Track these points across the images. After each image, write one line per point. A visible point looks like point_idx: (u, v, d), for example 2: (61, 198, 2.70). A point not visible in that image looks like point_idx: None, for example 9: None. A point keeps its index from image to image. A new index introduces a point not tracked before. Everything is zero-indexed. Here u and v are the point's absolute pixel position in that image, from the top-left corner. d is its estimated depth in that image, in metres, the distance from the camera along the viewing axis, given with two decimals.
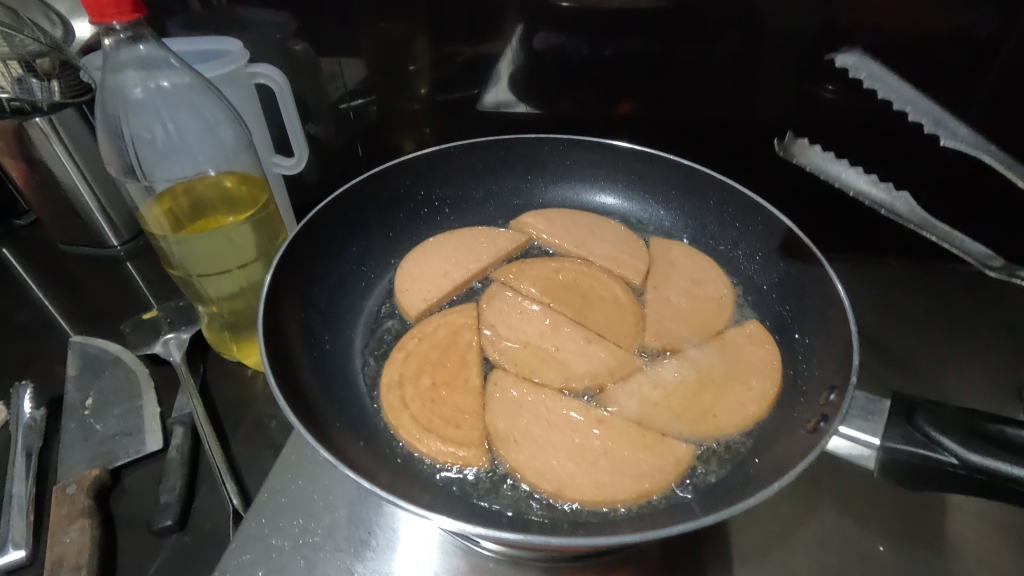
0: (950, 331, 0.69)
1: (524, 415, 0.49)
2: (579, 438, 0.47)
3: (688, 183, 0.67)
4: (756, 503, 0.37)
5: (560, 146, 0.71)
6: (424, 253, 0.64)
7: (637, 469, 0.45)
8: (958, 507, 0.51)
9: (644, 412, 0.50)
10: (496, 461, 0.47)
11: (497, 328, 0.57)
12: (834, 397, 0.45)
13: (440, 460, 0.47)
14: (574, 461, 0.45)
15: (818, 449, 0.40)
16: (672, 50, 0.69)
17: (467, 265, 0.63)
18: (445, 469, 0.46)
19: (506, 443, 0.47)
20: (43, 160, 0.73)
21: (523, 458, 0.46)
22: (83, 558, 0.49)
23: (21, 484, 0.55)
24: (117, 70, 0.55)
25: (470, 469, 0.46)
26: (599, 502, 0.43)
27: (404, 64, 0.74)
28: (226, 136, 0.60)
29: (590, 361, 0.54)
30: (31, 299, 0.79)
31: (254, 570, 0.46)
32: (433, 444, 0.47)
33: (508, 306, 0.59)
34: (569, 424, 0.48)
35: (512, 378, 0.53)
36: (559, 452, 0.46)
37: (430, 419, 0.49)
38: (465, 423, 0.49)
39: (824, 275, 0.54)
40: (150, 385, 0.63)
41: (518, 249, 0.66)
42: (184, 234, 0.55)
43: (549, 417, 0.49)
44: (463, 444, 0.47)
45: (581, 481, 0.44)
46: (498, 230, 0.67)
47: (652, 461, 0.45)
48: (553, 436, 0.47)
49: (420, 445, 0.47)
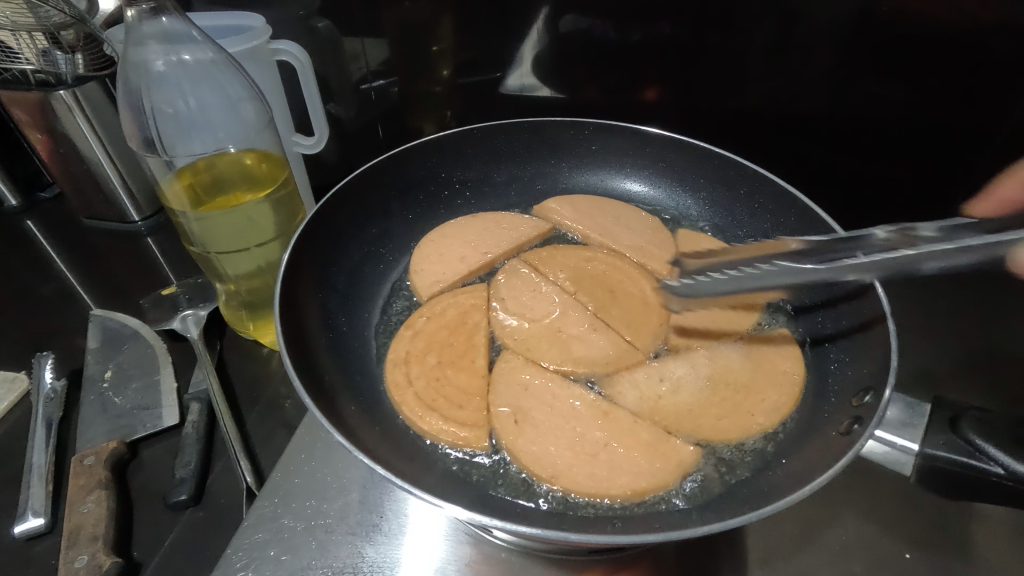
0: (989, 334, 0.66)
1: (528, 399, 0.49)
2: (580, 428, 0.46)
3: (720, 172, 0.66)
4: (787, 506, 0.35)
5: (586, 131, 0.70)
6: (444, 234, 0.63)
7: (636, 468, 0.43)
8: (987, 517, 0.49)
9: (646, 407, 0.49)
10: (496, 446, 0.46)
11: (506, 303, 0.57)
12: (869, 399, 0.43)
13: (441, 439, 0.46)
14: (573, 451, 0.45)
15: (853, 449, 0.38)
16: (703, 36, 0.67)
17: (485, 251, 0.62)
18: (445, 447, 0.46)
19: (507, 426, 0.47)
20: (66, 133, 0.73)
21: (522, 441, 0.45)
22: (100, 529, 0.49)
23: (41, 452, 0.56)
24: (141, 42, 0.54)
25: (471, 451, 0.46)
26: (592, 494, 0.42)
27: (427, 45, 0.72)
28: (248, 114, 0.59)
29: (590, 347, 0.53)
30: (55, 272, 0.79)
31: (267, 550, 0.46)
32: (435, 423, 0.46)
33: (522, 283, 0.59)
34: (574, 413, 0.47)
35: (520, 360, 0.52)
36: (559, 440, 0.45)
37: (434, 398, 0.48)
38: (469, 404, 0.48)
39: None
40: (168, 360, 0.63)
41: (541, 237, 0.65)
42: (204, 212, 0.55)
43: (553, 404, 0.48)
44: (466, 425, 0.47)
45: (577, 470, 0.43)
46: (521, 217, 0.66)
47: (654, 461, 0.44)
48: (555, 422, 0.47)
49: (422, 424, 0.46)
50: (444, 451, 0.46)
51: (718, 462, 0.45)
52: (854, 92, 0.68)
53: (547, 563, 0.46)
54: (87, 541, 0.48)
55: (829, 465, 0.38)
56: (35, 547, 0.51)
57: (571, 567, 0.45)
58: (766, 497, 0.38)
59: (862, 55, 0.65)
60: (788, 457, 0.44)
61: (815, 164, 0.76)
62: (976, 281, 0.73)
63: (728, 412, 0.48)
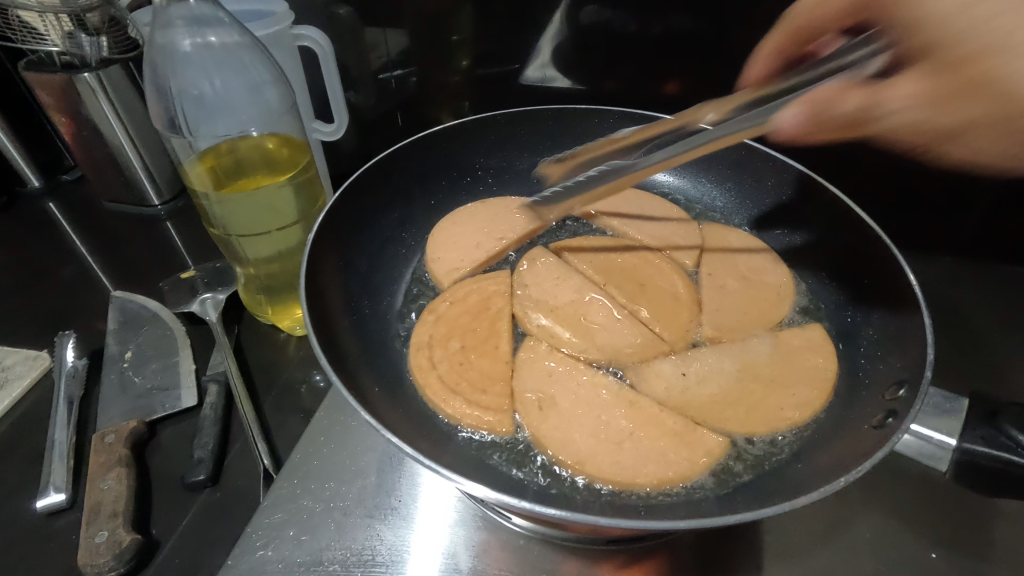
0: (1016, 334, 0.65)
1: (552, 386, 0.48)
2: (605, 416, 0.46)
3: (745, 163, 0.65)
4: (815, 498, 0.34)
5: (610, 119, 0.69)
6: (454, 221, 0.63)
7: (663, 457, 0.43)
8: (1014, 519, 0.48)
9: (671, 397, 0.48)
10: (520, 430, 0.46)
11: (529, 290, 0.57)
12: (903, 392, 0.42)
13: (465, 422, 0.46)
14: (598, 438, 0.44)
15: (884, 444, 0.37)
16: (729, 28, 0.65)
17: (499, 236, 0.62)
18: (469, 431, 0.46)
19: (531, 412, 0.46)
20: (89, 116, 0.74)
21: (547, 427, 0.45)
22: (119, 506, 0.50)
23: (62, 430, 0.57)
24: (167, 24, 0.54)
25: (495, 437, 0.45)
26: (618, 482, 0.41)
27: (448, 35, 0.71)
28: (272, 98, 0.59)
29: (616, 336, 0.53)
30: (75, 254, 0.80)
31: (286, 530, 0.46)
32: (459, 407, 0.46)
33: (546, 270, 0.58)
34: (599, 401, 0.47)
35: (544, 347, 0.52)
36: (583, 427, 0.45)
37: (458, 382, 0.48)
38: (492, 388, 0.48)
39: (888, 254, 0.51)
40: (187, 342, 0.64)
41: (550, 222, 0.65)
42: (226, 194, 0.55)
43: (578, 391, 0.48)
44: (490, 410, 0.46)
45: (602, 458, 0.43)
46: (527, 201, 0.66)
47: (681, 451, 0.43)
48: (580, 410, 0.46)
49: (446, 407, 0.46)
50: (468, 435, 0.45)
51: (744, 455, 0.44)
52: None
53: (565, 552, 0.45)
54: (108, 518, 0.49)
55: (859, 459, 0.37)
56: (56, 523, 0.52)
57: (589, 556, 0.45)
58: (793, 491, 0.38)
59: None
60: (813, 450, 0.43)
61: None
62: (1002, 282, 0.71)
63: (753, 404, 0.47)
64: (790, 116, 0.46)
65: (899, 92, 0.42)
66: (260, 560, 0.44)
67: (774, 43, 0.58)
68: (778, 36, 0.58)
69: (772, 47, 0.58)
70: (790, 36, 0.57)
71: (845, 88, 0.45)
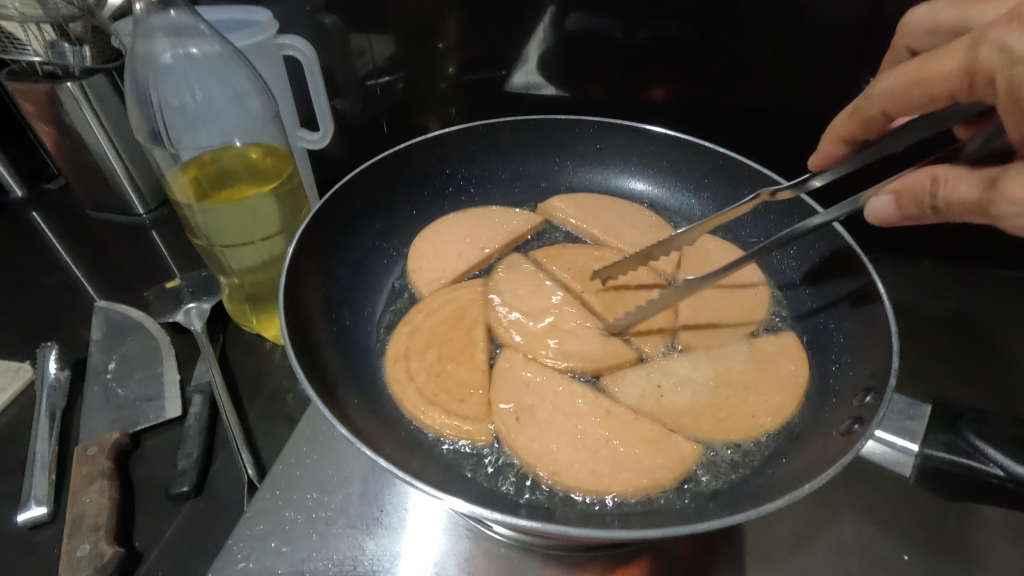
0: (991, 337, 0.66)
1: (530, 396, 0.49)
2: (581, 425, 0.46)
3: (724, 172, 0.66)
4: (786, 504, 0.35)
5: (590, 129, 0.70)
6: (438, 231, 0.64)
7: (638, 464, 0.44)
8: (986, 520, 0.49)
9: (647, 405, 0.49)
10: (498, 440, 0.46)
11: (504, 295, 0.58)
12: (870, 399, 0.43)
13: (444, 432, 0.46)
14: (575, 447, 0.45)
15: (854, 449, 0.38)
16: (709, 36, 0.66)
17: (481, 246, 0.62)
18: (447, 441, 0.46)
19: (509, 422, 0.47)
20: (73, 124, 0.73)
21: (523, 437, 0.46)
22: (101, 518, 0.49)
23: (44, 442, 0.57)
24: (148, 35, 0.54)
25: (471, 446, 0.46)
26: (593, 491, 0.42)
27: (433, 42, 0.72)
28: (254, 108, 0.60)
29: (587, 342, 0.54)
30: (59, 263, 0.80)
31: (267, 541, 0.46)
32: (438, 418, 0.47)
33: (522, 278, 0.60)
34: (576, 410, 0.48)
35: (522, 358, 0.52)
36: (560, 437, 0.45)
37: (436, 393, 0.49)
38: (470, 398, 0.49)
39: (858, 263, 0.52)
40: (170, 352, 0.64)
41: (533, 231, 0.66)
42: (209, 205, 0.55)
43: (555, 401, 0.48)
44: (468, 419, 0.47)
45: (578, 466, 0.43)
46: (513, 211, 0.67)
47: (655, 459, 0.44)
48: (556, 419, 0.47)
49: (425, 419, 0.47)
50: (445, 444, 0.46)
51: (721, 461, 0.45)
52: (859, 94, 0.67)
53: (546, 559, 0.46)
54: (89, 531, 0.49)
55: (831, 464, 0.38)
56: (37, 536, 0.52)
57: (569, 562, 0.46)
58: (769, 493, 0.39)
59: (867, 57, 0.64)
60: (789, 455, 0.44)
61: None
62: (978, 285, 0.72)
63: (728, 411, 0.48)
64: (881, 202, 0.40)
65: (1007, 187, 0.33)
66: (242, 571, 0.45)
67: (837, 130, 0.45)
68: (842, 122, 0.44)
69: (836, 134, 0.45)
70: (855, 122, 0.42)
71: (939, 172, 0.36)
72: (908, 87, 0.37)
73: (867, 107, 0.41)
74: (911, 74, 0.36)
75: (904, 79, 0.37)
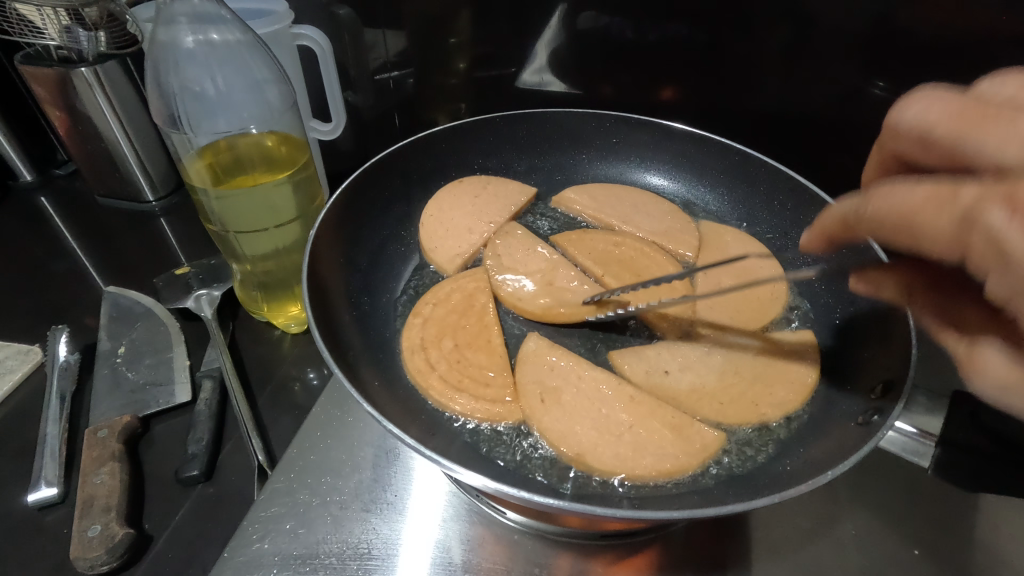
0: None
1: (555, 379, 0.49)
2: (605, 409, 0.47)
3: (737, 169, 0.66)
4: (806, 491, 0.35)
5: (607, 123, 0.71)
6: (442, 208, 0.64)
7: (661, 450, 0.44)
8: (993, 518, 0.50)
9: (673, 391, 0.49)
10: (525, 425, 0.46)
11: (501, 260, 0.60)
12: (889, 393, 0.43)
13: (473, 416, 0.46)
14: (598, 431, 0.45)
15: (871, 441, 0.38)
16: (722, 37, 0.67)
17: (488, 220, 0.63)
18: (473, 423, 0.46)
19: (534, 404, 0.47)
20: (85, 110, 0.73)
21: (549, 418, 0.46)
22: (112, 500, 0.49)
23: (54, 424, 0.57)
24: (171, 21, 0.55)
25: (497, 425, 0.46)
26: (618, 473, 0.42)
27: (445, 37, 0.72)
28: (272, 96, 0.60)
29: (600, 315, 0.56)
30: (67, 248, 0.80)
31: (283, 522, 0.46)
32: (466, 402, 0.47)
33: (516, 243, 0.62)
34: (600, 396, 0.48)
35: (547, 344, 0.52)
36: (584, 419, 0.46)
37: (460, 379, 0.49)
38: (495, 382, 0.49)
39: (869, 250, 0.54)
40: (181, 338, 0.64)
41: (529, 203, 0.67)
42: (226, 190, 0.55)
43: (580, 385, 0.49)
44: (498, 401, 0.47)
45: (602, 449, 0.43)
46: (507, 183, 0.67)
47: (678, 444, 0.44)
48: (580, 402, 0.47)
49: (452, 404, 0.47)
50: (471, 429, 0.46)
51: (737, 449, 0.45)
52: (869, 98, 0.67)
53: (556, 548, 0.46)
54: (100, 512, 0.49)
55: (848, 456, 0.38)
56: (47, 517, 0.52)
57: (581, 551, 0.46)
58: (785, 483, 0.39)
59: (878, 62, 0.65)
60: (806, 446, 0.44)
61: (827, 168, 0.75)
62: None
63: (744, 399, 0.48)
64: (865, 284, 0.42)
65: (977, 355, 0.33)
66: (256, 553, 0.45)
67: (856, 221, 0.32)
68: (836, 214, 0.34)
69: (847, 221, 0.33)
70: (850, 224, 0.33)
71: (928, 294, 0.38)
72: (897, 219, 0.29)
73: (845, 200, 0.34)
74: (915, 204, 0.28)
75: (885, 211, 0.30)
